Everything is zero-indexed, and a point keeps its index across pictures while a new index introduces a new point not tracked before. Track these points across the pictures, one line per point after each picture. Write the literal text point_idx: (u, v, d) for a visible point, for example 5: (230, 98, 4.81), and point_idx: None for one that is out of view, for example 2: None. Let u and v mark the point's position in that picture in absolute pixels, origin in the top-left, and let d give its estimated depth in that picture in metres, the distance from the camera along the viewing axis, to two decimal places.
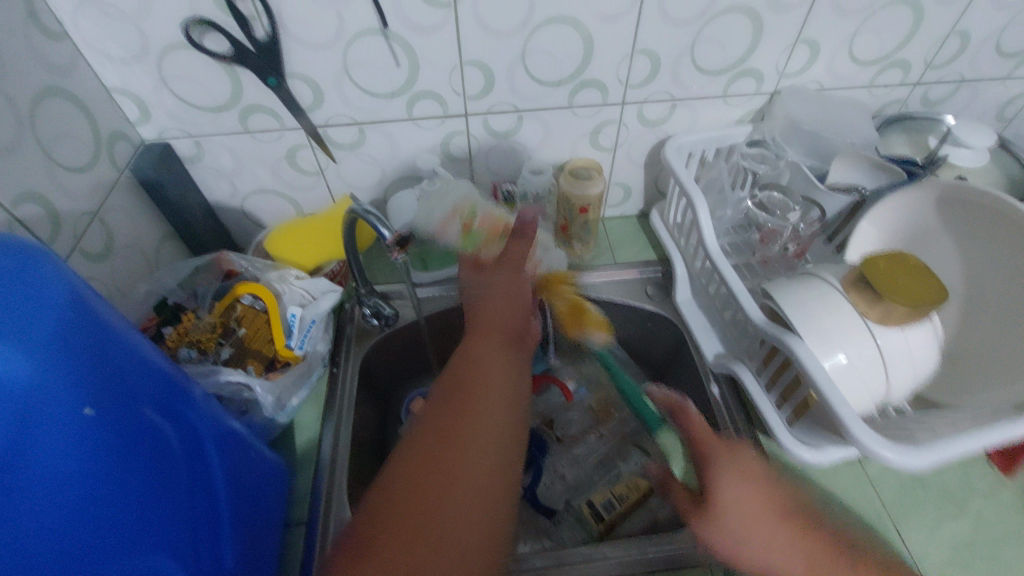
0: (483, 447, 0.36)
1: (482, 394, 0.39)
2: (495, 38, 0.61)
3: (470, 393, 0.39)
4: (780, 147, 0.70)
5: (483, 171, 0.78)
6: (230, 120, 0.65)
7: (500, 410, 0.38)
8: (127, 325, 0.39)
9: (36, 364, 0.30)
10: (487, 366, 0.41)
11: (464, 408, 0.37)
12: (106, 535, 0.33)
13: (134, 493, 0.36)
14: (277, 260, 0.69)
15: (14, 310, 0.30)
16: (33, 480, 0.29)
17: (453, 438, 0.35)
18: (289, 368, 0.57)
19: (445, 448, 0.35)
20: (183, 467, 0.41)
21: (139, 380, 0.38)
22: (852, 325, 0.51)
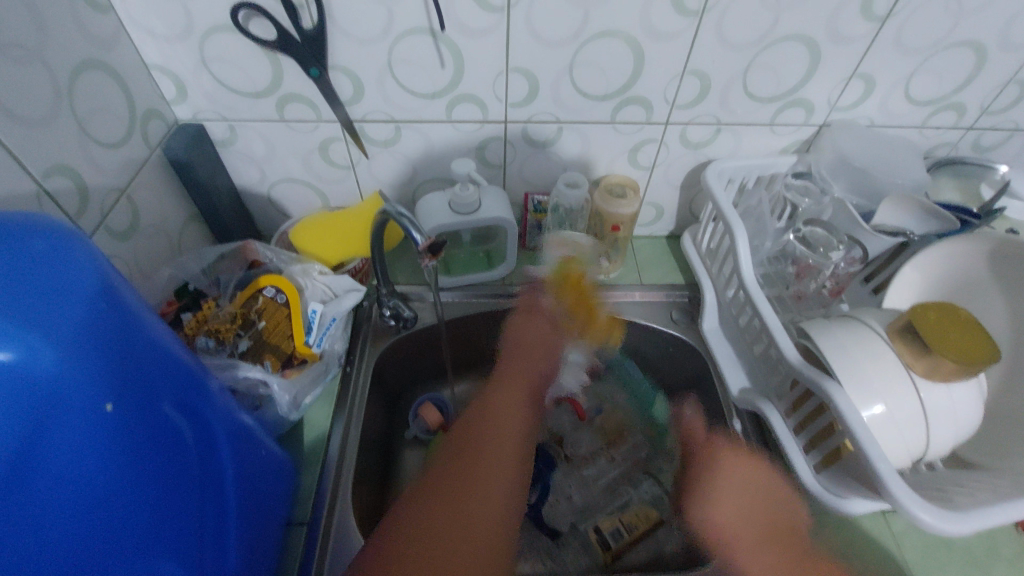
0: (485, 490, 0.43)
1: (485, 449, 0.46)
2: (544, 46, 0.60)
3: (474, 446, 0.47)
4: (826, 181, 0.67)
5: (516, 179, 0.76)
6: (267, 107, 0.64)
7: (504, 462, 0.46)
8: (155, 316, 0.38)
9: (63, 355, 0.29)
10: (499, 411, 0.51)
11: (471, 453, 0.46)
12: (109, 537, 0.32)
13: (142, 494, 0.34)
14: (301, 253, 0.67)
15: (41, 297, 0.29)
16: (42, 480, 0.28)
17: (465, 474, 0.44)
18: (306, 366, 0.56)
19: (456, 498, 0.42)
20: (197, 466, 0.40)
21: (162, 374, 0.37)
22: (894, 375, 0.49)
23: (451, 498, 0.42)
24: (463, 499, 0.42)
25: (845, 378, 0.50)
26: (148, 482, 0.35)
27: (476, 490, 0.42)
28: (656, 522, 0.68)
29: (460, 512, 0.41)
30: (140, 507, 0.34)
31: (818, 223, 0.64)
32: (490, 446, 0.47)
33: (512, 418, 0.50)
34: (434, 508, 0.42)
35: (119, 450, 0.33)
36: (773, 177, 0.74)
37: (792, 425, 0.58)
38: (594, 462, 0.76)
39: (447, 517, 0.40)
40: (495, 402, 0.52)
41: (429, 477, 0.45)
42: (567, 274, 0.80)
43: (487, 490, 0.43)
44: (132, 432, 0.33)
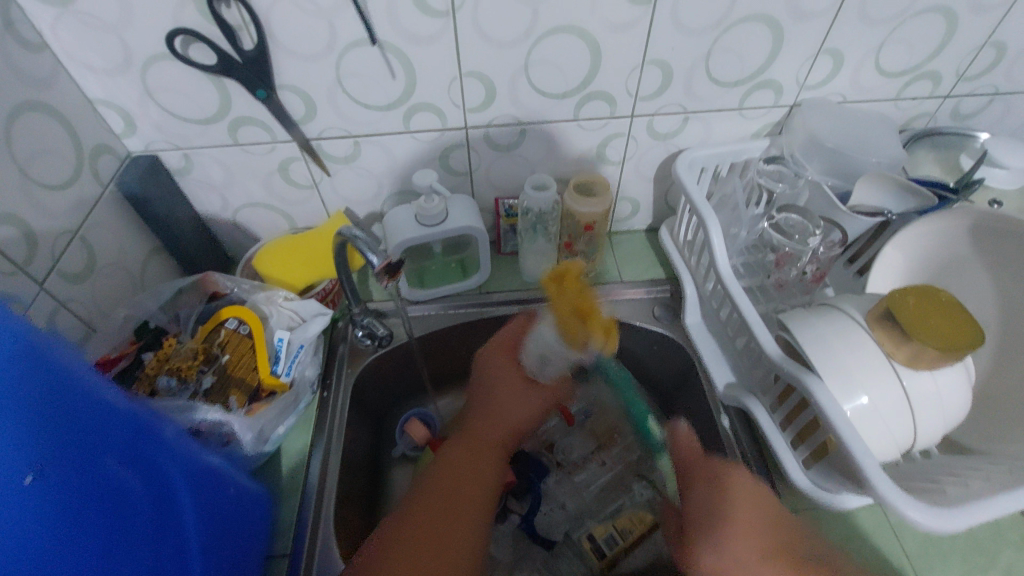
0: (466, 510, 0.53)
1: (461, 479, 0.56)
2: (495, 48, 0.58)
3: (452, 479, 0.55)
4: (799, 164, 0.65)
5: (484, 185, 0.74)
6: (219, 132, 0.62)
7: (478, 489, 0.56)
8: (86, 366, 0.36)
9: None
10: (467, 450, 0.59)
11: (448, 488, 0.54)
12: None
13: (81, 556, 0.32)
14: (267, 280, 0.64)
15: None
16: None
17: (447, 510, 0.53)
18: (275, 398, 0.54)
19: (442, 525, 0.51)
20: (149, 518, 0.38)
21: (95, 428, 0.35)
22: (875, 366, 0.47)
23: (430, 529, 0.51)
24: (433, 541, 0.50)
25: (826, 373, 0.48)
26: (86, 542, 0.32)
27: (447, 541, 0.50)
28: (650, 526, 0.66)
29: (441, 535, 0.50)
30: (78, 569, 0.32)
31: (792, 209, 0.62)
32: (466, 513, 0.53)
33: (480, 464, 0.58)
34: (410, 552, 0.49)
35: (49, 512, 0.30)
36: (747, 162, 0.72)
37: (778, 420, 0.57)
38: (586, 468, 0.76)
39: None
40: (463, 471, 0.56)
41: (383, 552, 0.49)
42: None
43: (464, 516, 0.53)
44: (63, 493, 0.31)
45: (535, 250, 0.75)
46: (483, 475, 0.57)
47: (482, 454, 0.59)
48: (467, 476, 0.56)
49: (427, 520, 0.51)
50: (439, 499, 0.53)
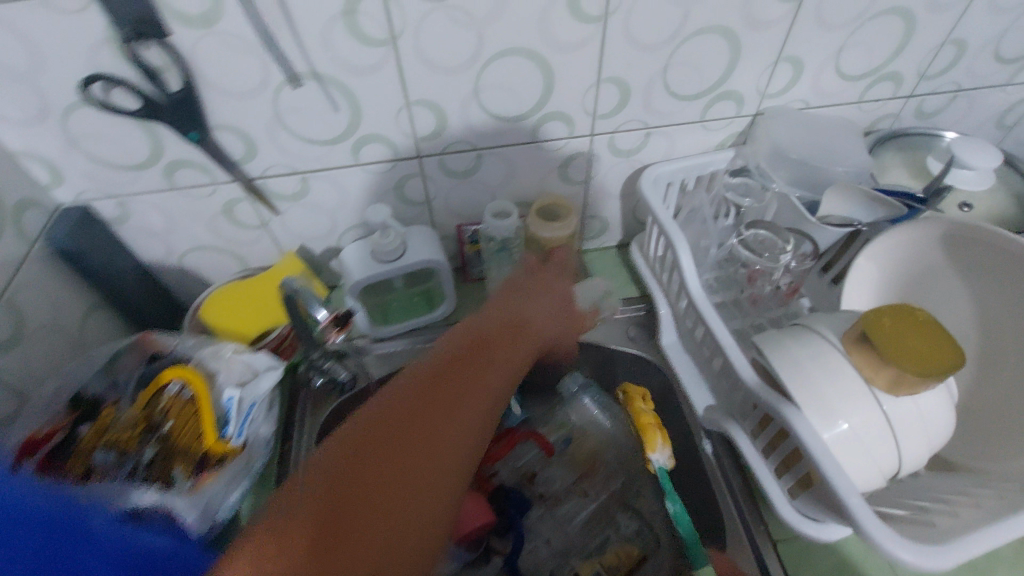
0: (450, 431, 0.45)
1: (468, 385, 0.49)
2: (442, 74, 0.55)
3: (446, 377, 0.48)
4: (766, 176, 0.63)
5: (444, 213, 0.71)
6: (154, 178, 0.58)
7: (465, 420, 0.46)
8: None
9: None
10: (494, 369, 0.51)
11: (439, 385, 0.47)
12: None
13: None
14: (214, 333, 0.60)
15: None
16: None
17: (437, 407, 0.45)
18: (225, 465, 0.49)
19: (434, 423, 0.44)
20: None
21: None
22: (855, 392, 0.45)
23: (421, 412, 0.44)
24: (419, 427, 0.43)
25: (805, 401, 0.46)
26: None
27: (435, 445, 0.43)
28: (636, 560, 0.66)
29: (424, 435, 0.43)
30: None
31: (760, 224, 0.60)
32: (460, 415, 0.46)
33: (491, 371, 0.51)
34: (380, 452, 0.41)
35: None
36: (713, 174, 0.70)
37: (761, 446, 0.54)
38: (569, 500, 0.73)
39: (356, 511, 0.38)
40: (467, 370, 0.49)
41: (361, 442, 0.42)
42: None
43: (454, 438, 0.45)
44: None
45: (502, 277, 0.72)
46: (484, 375, 0.50)
47: (502, 364, 0.53)
48: (471, 383, 0.49)
49: (426, 400, 0.45)
50: (429, 395, 0.46)
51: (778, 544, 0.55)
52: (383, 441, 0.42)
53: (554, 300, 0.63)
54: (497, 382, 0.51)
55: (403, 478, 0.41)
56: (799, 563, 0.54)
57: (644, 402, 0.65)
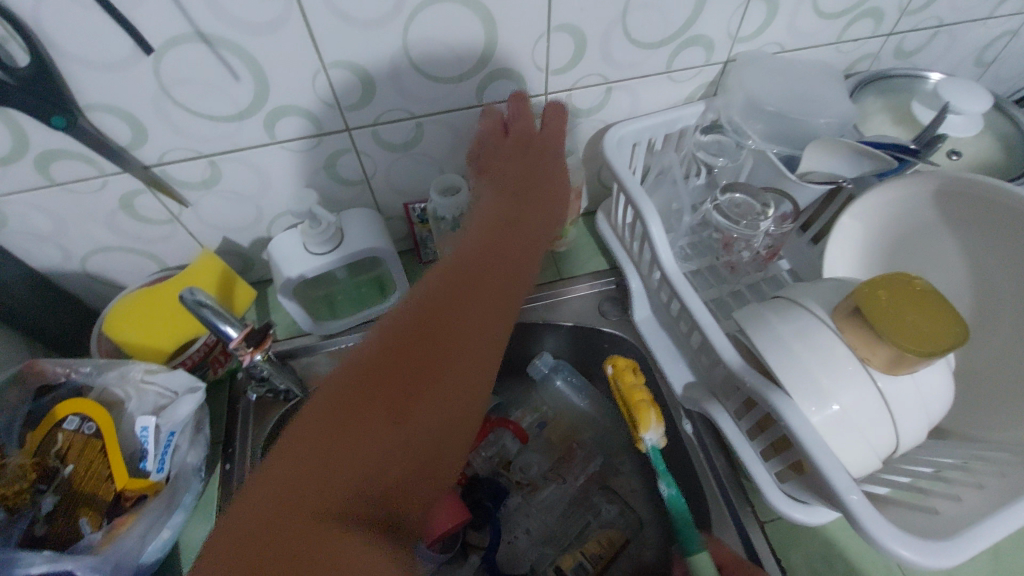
0: (474, 332, 0.40)
1: (497, 284, 0.43)
2: (362, 30, 0.46)
3: (482, 274, 0.43)
4: (740, 131, 0.56)
5: (387, 192, 0.63)
6: (25, 174, 0.49)
7: (490, 322, 0.41)
8: None
9: None
10: (519, 263, 0.47)
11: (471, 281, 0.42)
12: None
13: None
14: (127, 350, 0.53)
15: None
16: None
17: (457, 304, 0.41)
18: (147, 503, 0.43)
19: (459, 314, 0.40)
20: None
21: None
22: (847, 371, 0.41)
23: (445, 310, 0.40)
24: (448, 321, 0.39)
25: (793, 386, 0.41)
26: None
27: (456, 340, 0.39)
28: (620, 545, 0.62)
29: (453, 336, 0.39)
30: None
31: (737, 187, 0.54)
32: (480, 305, 0.41)
33: (521, 268, 0.46)
34: (410, 338, 0.38)
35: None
36: (683, 131, 0.63)
37: (746, 428, 0.50)
38: (546, 487, 0.69)
39: (368, 398, 0.35)
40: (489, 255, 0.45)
41: (385, 332, 0.38)
42: None
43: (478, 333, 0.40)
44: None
45: None
46: (512, 262, 0.46)
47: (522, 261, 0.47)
48: (495, 282, 0.43)
49: (452, 295, 0.41)
50: (461, 288, 0.41)
51: (765, 526, 0.52)
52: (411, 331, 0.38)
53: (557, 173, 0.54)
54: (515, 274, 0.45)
55: (435, 375, 0.37)
56: (789, 547, 0.51)
57: (636, 375, 0.53)
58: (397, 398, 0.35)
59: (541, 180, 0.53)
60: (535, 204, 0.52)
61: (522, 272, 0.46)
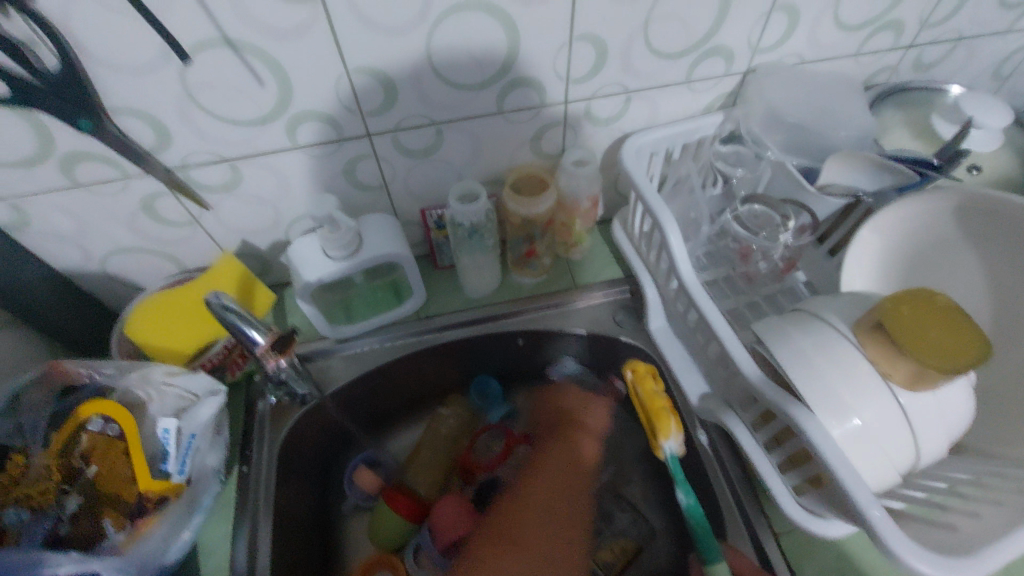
0: (538, 536, 0.59)
1: (542, 503, 0.62)
2: (386, 37, 0.46)
3: (528, 501, 0.63)
4: (759, 141, 0.56)
5: (405, 197, 0.63)
6: (49, 176, 0.49)
7: (553, 540, 0.60)
8: None
9: None
10: (547, 473, 0.65)
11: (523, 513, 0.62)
12: None
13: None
14: (146, 353, 0.53)
15: None
16: None
17: (516, 529, 0.60)
18: (169, 505, 0.43)
19: (524, 527, 0.60)
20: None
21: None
22: (867, 385, 0.41)
23: (511, 527, 0.60)
24: (521, 533, 0.60)
25: (813, 400, 0.41)
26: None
27: (529, 541, 0.59)
28: (632, 554, 0.63)
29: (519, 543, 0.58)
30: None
31: (755, 198, 0.54)
32: (534, 515, 0.61)
33: (563, 480, 0.64)
34: (497, 548, 0.58)
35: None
36: (701, 141, 0.63)
37: (762, 440, 0.50)
38: None
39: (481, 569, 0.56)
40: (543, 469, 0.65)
41: (499, 533, 0.60)
42: (492, 291, 0.69)
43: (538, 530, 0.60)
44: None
45: (474, 266, 0.66)
46: (568, 487, 0.64)
47: (565, 475, 0.64)
48: (545, 509, 0.62)
49: (512, 526, 0.60)
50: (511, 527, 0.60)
51: (780, 538, 0.52)
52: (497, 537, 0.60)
53: (580, 407, 0.69)
54: (556, 473, 0.64)
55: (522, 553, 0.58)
56: (802, 557, 0.51)
57: (657, 381, 0.52)
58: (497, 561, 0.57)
59: (561, 417, 0.69)
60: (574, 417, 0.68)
61: (554, 473, 0.64)
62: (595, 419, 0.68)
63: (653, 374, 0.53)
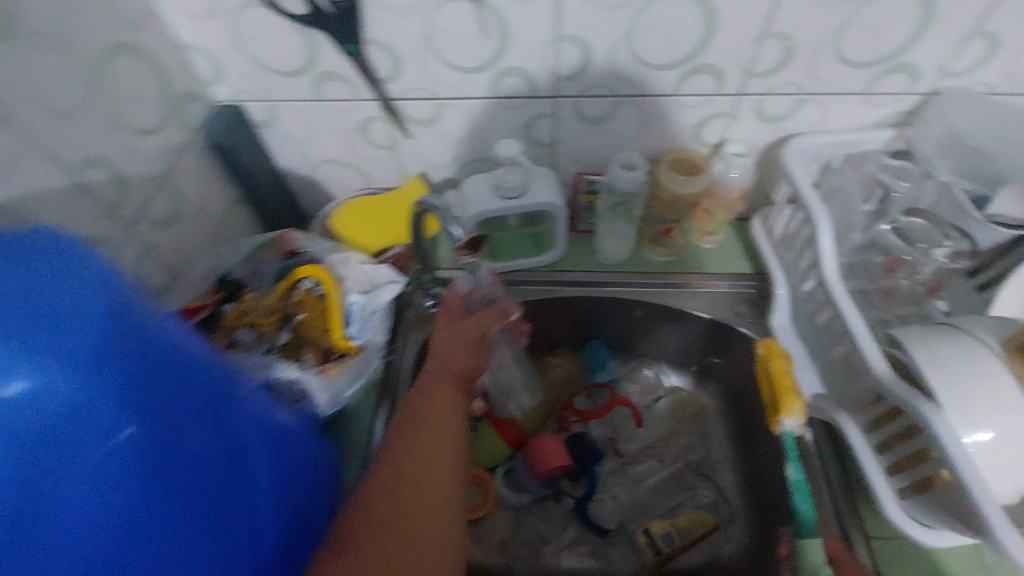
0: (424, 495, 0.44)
1: (423, 462, 0.46)
2: (600, 11, 0.53)
3: (414, 455, 0.46)
4: (931, 162, 0.59)
5: (567, 160, 0.70)
6: (304, 87, 0.61)
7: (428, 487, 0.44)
8: (163, 314, 0.33)
9: (83, 390, 0.26)
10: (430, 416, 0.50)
11: (413, 468, 0.45)
12: (171, 552, 0.30)
13: (104, 502, 0.27)
14: (341, 241, 0.65)
15: (43, 322, 0.25)
16: (81, 493, 0.26)
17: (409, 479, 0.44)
18: (346, 360, 0.53)
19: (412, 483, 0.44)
20: (212, 453, 0.33)
21: (134, 346, 0.29)
22: (1005, 399, 0.42)
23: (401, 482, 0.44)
24: (412, 499, 0.43)
25: (946, 401, 0.43)
26: (79, 486, 0.26)
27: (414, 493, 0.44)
28: (709, 528, 0.66)
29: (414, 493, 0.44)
30: (73, 527, 0.26)
31: (918, 213, 0.57)
32: (428, 474, 0.45)
33: (445, 424, 0.50)
34: (394, 491, 0.43)
35: (23, 451, 0.25)
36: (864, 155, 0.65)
37: (874, 442, 0.51)
38: (642, 461, 0.74)
39: (397, 527, 0.41)
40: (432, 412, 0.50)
41: (399, 474, 0.44)
42: (623, 260, 0.75)
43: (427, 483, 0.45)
44: (75, 424, 0.26)
45: (614, 233, 0.71)
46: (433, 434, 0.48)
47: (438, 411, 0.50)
48: (426, 461, 0.46)
49: (407, 472, 0.45)
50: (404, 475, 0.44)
51: (872, 540, 0.53)
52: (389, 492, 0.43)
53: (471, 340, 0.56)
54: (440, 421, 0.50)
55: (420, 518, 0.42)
56: (892, 562, 0.52)
57: (787, 362, 0.56)
58: (401, 522, 0.42)
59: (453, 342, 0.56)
60: (463, 350, 0.56)
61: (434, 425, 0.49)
62: (465, 342, 0.56)
63: (781, 355, 0.56)
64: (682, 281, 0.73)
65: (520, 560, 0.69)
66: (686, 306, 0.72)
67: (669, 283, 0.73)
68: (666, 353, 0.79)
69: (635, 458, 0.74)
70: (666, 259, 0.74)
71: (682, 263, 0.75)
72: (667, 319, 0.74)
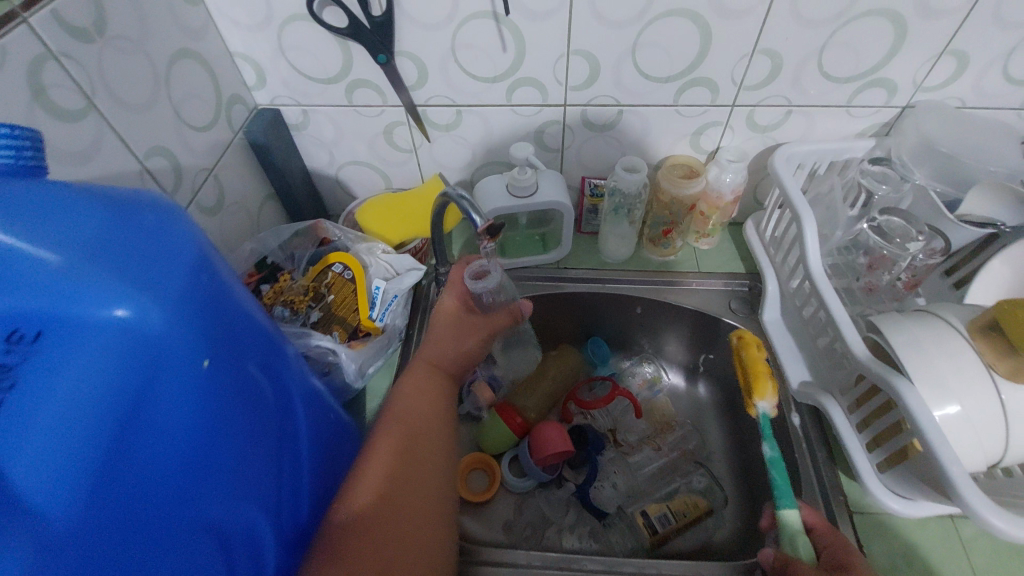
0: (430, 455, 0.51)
1: (427, 430, 0.52)
2: (608, 29, 0.59)
3: (420, 424, 0.52)
4: (907, 168, 0.63)
5: (574, 165, 0.76)
6: (337, 93, 0.67)
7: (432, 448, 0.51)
8: (235, 279, 0.38)
9: (172, 320, 0.30)
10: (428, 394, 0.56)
11: (420, 434, 0.52)
12: (229, 481, 0.33)
13: (184, 426, 0.31)
14: (366, 231, 0.70)
15: (142, 262, 0.29)
16: (167, 416, 0.30)
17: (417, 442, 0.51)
18: (371, 338, 0.59)
19: (419, 447, 0.50)
20: (259, 398, 0.38)
21: (212, 294, 0.33)
22: (970, 376, 0.47)
23: (411, 443, 0.50)
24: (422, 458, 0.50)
25: (917, 376, 0.47)
26: (167, 408, 0.31)
27: (422, 453, 0.50)
28: (703, 512, 0.69)
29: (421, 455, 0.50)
30: (164, 439, 0.30)
31: (895, 212, 0.61)
32: (428, 442, 0.52)
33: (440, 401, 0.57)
34: (407, 451, 0.49)
35: (128, 369, 0.29)
36: (847, 162, 0.70)
37: (855, 422, 0.55)
38: (640, 451, 0.78)
39: (411, 478, 0.47)
40: (433, 392, 0.56)
41: (410, 438, 0.51)
42: (624, 259, 0.80)
43: (431, 447, 0.51)
44: (165, 354, 0.30)
45: (619, 233, 0.77)
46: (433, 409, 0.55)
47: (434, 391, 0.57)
48: (430, 430, 0.53)
49: (413, 436, 0.51)
50: (413, 438, 0.51)
51: (854, 516, 0.56)
52: (403, 448, 0.49)
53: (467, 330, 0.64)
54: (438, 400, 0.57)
55: (426, 475, 0.49)
56: (873, 535, 0.55)
57: (761, 349, 0.60)
58: (415, 474, 0.48)
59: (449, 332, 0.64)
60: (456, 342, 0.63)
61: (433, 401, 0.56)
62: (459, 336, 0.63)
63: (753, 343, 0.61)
64: (680, 278, 0.78)
65: (522, 539, 0.71)
66: (684, 302, 0.76)
67: (669, 280, 0.78)
68: (664, 349, 0.83)
69: (634, 447, 0.78)
70: (663, 258, 0.80)
71: (680, 263, 0.80)
72: (666, 315, 0.79)
